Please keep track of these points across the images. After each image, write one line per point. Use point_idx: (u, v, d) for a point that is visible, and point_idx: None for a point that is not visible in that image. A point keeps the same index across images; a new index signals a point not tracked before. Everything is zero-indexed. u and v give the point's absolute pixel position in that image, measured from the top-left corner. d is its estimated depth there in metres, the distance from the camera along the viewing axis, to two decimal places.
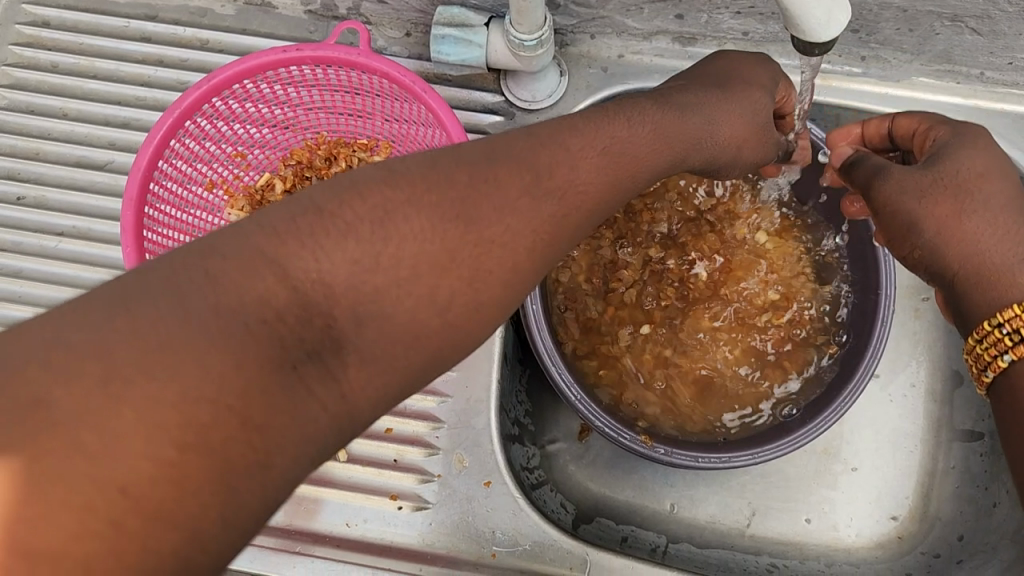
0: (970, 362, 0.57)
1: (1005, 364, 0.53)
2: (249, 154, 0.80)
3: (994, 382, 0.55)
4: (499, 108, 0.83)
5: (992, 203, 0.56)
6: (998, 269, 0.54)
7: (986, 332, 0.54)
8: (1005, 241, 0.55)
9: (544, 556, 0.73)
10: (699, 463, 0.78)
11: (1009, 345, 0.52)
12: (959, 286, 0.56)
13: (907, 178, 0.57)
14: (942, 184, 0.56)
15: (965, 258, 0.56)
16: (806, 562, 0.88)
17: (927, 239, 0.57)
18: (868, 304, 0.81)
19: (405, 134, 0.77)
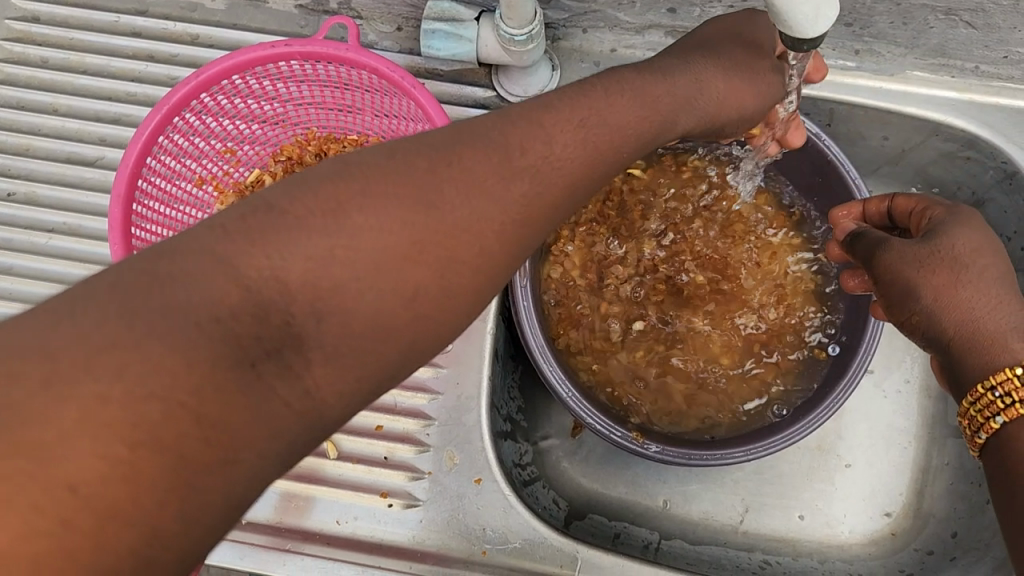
0: (963, 423, 0.56)
1: (999, 426, 0.52)
2: (239, 149, 0.80)
3: (987, 445, 0.54)
4: (490, 103, 0.83)
5: (986, 276, 0.55)
6: (992, 336, 0.54)
7: (979, 394, 0.53)
8: (998, 310, 0.54)
9: (535, 554, 0.73)
10: (692, 461, 0.77)
11: (1001, 408, 0.52)
12: (953, 352, 0.55)
13: (906, 249, 0.57)
14: (939, 256, 0.56)
15: (961, 322, 0.55)
16: (798, 559, 0.87)
17: (924, 309, 0.56)
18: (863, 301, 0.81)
19: (395, 129, 0.77)
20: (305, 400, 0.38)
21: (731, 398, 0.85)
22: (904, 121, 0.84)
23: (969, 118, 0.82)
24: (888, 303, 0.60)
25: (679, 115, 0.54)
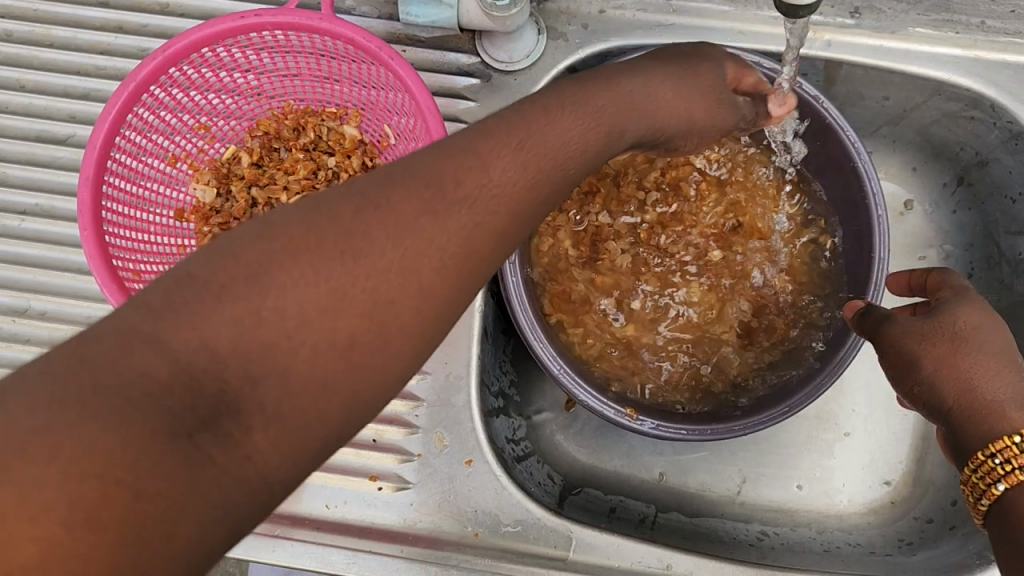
0: (965, 491, 0.53)
1: (1001, 493, 0.50)
2: (213, 124, 0.76)
3: (991, 513, 0.52)
4: (475, 70, 0.80)
5: (986, 349, 0.55)
6: (993, 404, 0.52)
7: (980, 460, 0.51)
8: (1001, 380, 0.53)
9: (528, 535, 0.72)
10: (686, 436, 0.75)
11: (1002, 473, 0.50)
12: (954, 420, 0.54)
13: (910, 324, 0.58)
14: (941, 331, 0.57)
15: (963, 393, 0.54)
16: (797, 529, 0.86)
17: (924, 380, 0.56)
18: (856, 268, 0.78)
19: (375, 102, 0.74)
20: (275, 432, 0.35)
21: (723, 369, 0.83)
22: (905, 80, 0.80)
23: (975, 76, 0.78)
24: (896, 380, 0.59)
25: (634, 123, 0.53)
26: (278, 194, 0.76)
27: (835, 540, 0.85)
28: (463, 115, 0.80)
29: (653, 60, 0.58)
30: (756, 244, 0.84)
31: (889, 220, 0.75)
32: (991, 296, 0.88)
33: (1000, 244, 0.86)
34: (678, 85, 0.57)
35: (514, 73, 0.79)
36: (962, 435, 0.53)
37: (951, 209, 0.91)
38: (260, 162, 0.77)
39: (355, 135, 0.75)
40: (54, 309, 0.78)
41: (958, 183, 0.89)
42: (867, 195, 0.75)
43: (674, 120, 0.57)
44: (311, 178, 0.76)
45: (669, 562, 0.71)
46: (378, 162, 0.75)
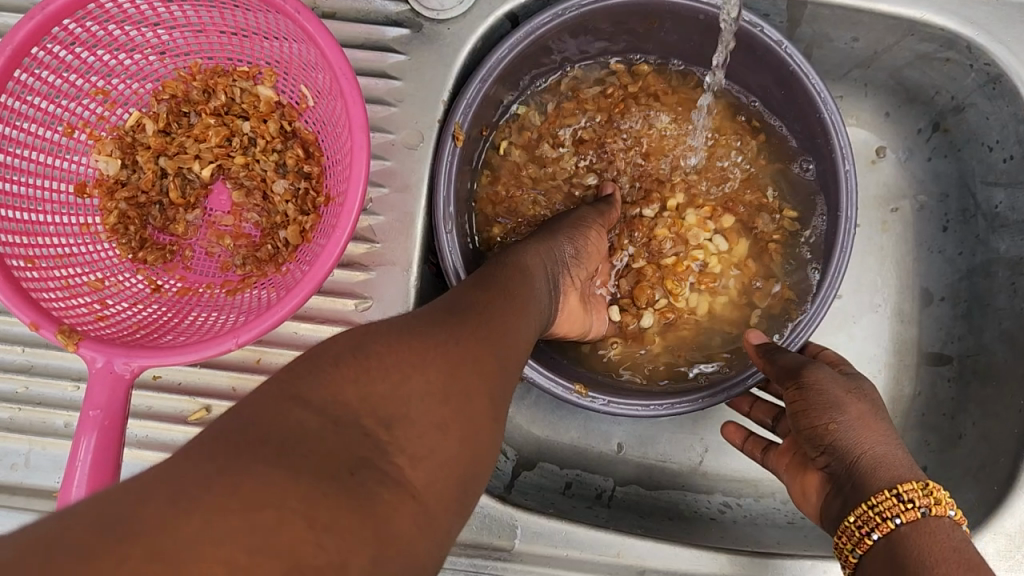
0: (849, 527, 0.54)
1: (895, 527, 0.51)
2: (112, 88, 0.68)
3: (874, 548, 0.52)
4: (403, 19, 0.73)
5: (888, 424, 0.60)
6: (896, 459, 0.56)
7: (880, 495, 0.52)
8: (895, 447, 0.58)
9: (470, 525, 0.67)
10: (642, 412, 0.71)
11: (902, 508, 0.51)
12: (859, 466, 0.56)
13: (835, 375, 0.62)
14: (858, 393, 0.61)
15: (873, 446, 0.57)
16: (760, 500, 0.82)
17: (846, 421, 0.58)
18: (830, 221, 0.71)
19: (288, 59, 0.67)
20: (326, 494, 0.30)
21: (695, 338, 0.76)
22: (875, 20, 0.73)
23: (949, 14, 0.71)
24: (804, 420, 0.60)
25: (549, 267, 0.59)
26: (190, 164, 0.70)
27: (800, 511, 0.81)
28: (392, 70, 0.73)
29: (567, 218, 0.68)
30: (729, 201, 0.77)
31: (855, 175, 0.69)
32: (966, 251, 0.82)
33: (975, 196, 0.81)
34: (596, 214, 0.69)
35: (449, 21, 0.72)
36: (867, 479, 0.55)
37: (926, 156, 0.85)
38: (168, 130, 0.70)
39: (271, 97, 0.69)
40: None
41: (933, 129, 0.83)
42: (831, 144, 0.69)
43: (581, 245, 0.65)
44: (225, 145, 0.70)
45: (619, 549, 0.67)
46: (296, 126, 0.69)
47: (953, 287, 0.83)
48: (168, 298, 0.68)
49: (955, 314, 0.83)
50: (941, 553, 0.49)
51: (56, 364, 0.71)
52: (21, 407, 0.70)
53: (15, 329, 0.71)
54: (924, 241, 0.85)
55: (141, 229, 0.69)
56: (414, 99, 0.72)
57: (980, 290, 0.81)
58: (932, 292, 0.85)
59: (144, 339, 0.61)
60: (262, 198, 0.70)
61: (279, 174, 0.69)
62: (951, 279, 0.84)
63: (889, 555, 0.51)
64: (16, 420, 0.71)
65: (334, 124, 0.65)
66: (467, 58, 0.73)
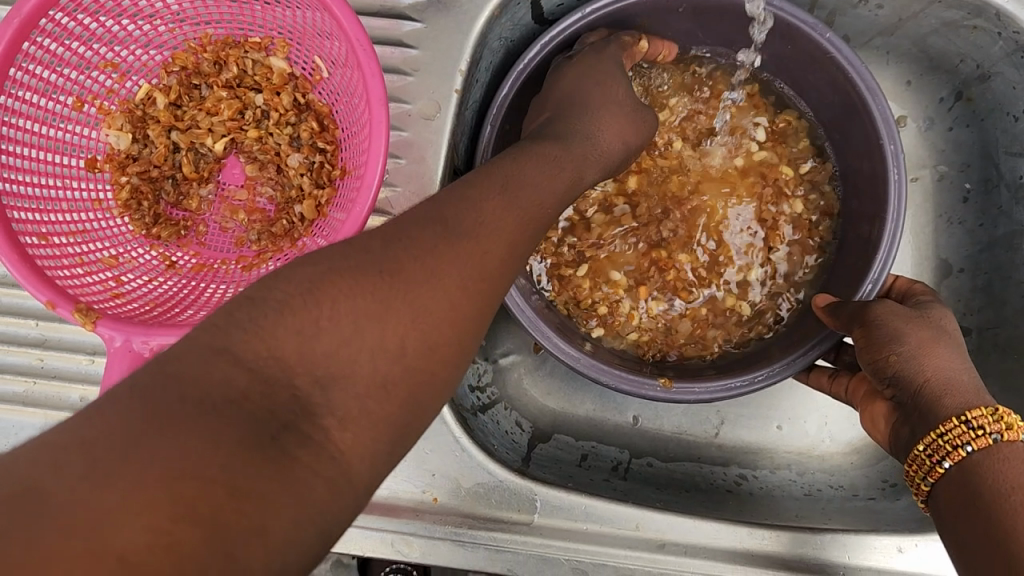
0: (922, 453, 0.53)
1: (968, 455, 0.50)
2: (122, 60, 0.67)
3: (948, 476, 0.52)
4: None
5: (957, 348, 0.58)
6: (962, 385, 0.55)
7: (951, 424, 0.51)
8: (965, 369, 0.56)
9: (489, 498, 0.67)
10: (696, 395, 0.69)
11: (973, 436, 0.50)
12: (925, 391, 0.55)
13: (895, 308, 0.60)
14: (920, 321, 0.59)
15: (937, 370, 0.56)
16: (776, 472, 0.82)
17: (907, 352, 0.57)
18: (864, 191, 0.71)
19: (301, 29, 0.65)
20: (289, 500, 0.31)
21: (721, 318, 0.78)
22: None
23: None
24: (867, 356, 0.59)
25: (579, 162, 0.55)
26: (203, 139, 0.69)
27: (816, 483, 0.81)
28: (408, 39, 0.72)
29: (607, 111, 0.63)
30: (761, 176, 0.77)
31: (891, 116, 0.66)
32: (987, 222, 0.81)
33: (999, 166, 0.80)
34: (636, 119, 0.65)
35: None
36: (935, 405, 0.54)
37: (948, 125, 0.84)
38: (178, 103, 0.69)
39: (284, 69, 0.67)
40: None
41: (955, 99, 0.82)
42: (865, 95, 0.67)
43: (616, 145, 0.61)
44: (237, 118, 0.69)
45: (639, 522, 0.67)
46: (310, 98, 0.68)
47: (973, 258, 0.83)
48: (183, 274, 0.67)
49: (975, 286, 0.82)
50: (1016, 478, 0.48)
51: (70, 338, 0.70)
52: (36, 381, 0.70)
53: (27, 303, 0.71)
54: (945, 212, 0.84)
55: (154, 204, 0.68)
56: (431, 68, 0.71)
57: (1001, 262, 0.80)
58: (951, 264, 0.84)
59: (162, 317, 0.60)
60: (276, 171, 0.70)
61: (293, 148, 0.68)
62: (970, 251, 0.83)
63: (964, 488, 0.50)
64: (31, 394, 0.70)
65: (350, 96, 0.64)
66: (484, 28, 0.71)
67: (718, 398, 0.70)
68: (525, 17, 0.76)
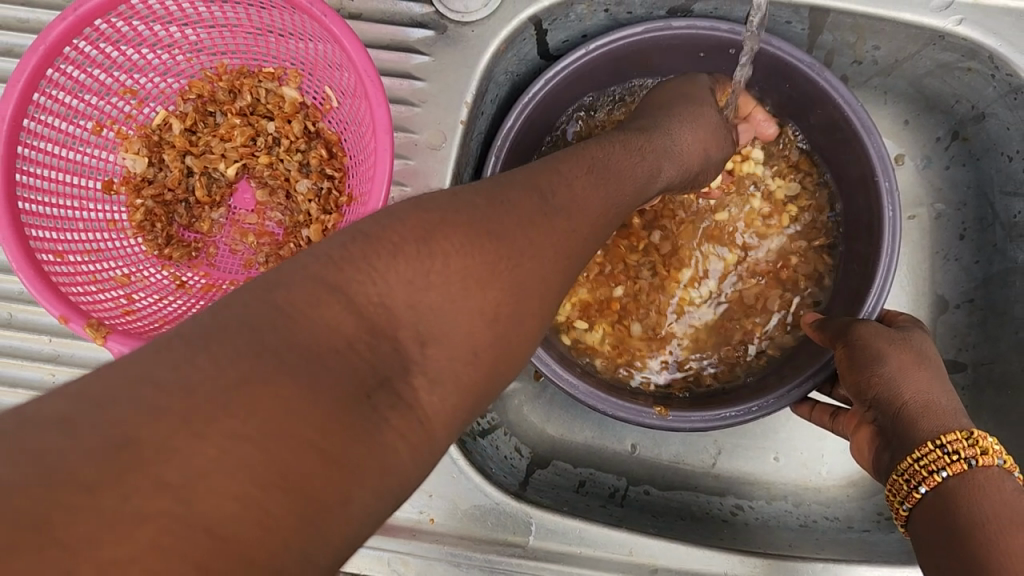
0: (898, 481, 0.54)
1: (943, 481, 0.51)
2: (140, 86, 0.70)
3: (923, 503, 0.52)
4: (429, 20, 0.74)
5: (941, 374, 0.60)
6: (942, 410, 0.56)
7: (926, 450, 0.52)
8: (943, 391, 0.58)
9: (485, 521, 0.68)
10: (690, 424, 0.70)
11: (947, 461, 0.51)
12: (906, 416, 0.57)
13: (881, 330, 0.62)
14: (905, 345, 0.61)
15: (917, 394, 0.58)
16: (772, 503, 0.83)
17: (888, 374, 0.59)
18: (860, 225, 0.72)
19: (313, 60, 0.68)
20: None
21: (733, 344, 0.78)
22: (897, 28, 0.74)
23: (971, 24, 0.72)
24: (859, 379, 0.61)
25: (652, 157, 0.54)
26: (216, 163, 0.72)
27: (812, 515, 0.81)
28: (416, 71, 0.74)
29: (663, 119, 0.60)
30: (759, 199, 0.79)
31: (889, 157, 0.68)
32: (983, 259, 0.83)
33: (993, 205, 0.81)
34: (683, 121, 0.61)
35: (473, 24, 0.73)
36: (909, 428, 0.55)
37: (944, 164, 0.85)
38: (194, 129, 0.71)
39: (296, 98, 0.70)
40: None
41: (952, 138, 0.83)
42: (862, 135, 0.68)
43: (669, 150, 0.57)
44: (250, 144, 0.72)
45: (631, 548, 0.68)
46: (320, 126, 0.70)
47: (968, 294, 0.84)
48: (192, 294, 0.69)
49: (971, 322, 0.83)
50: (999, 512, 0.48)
51: (82, 354, 0.73)
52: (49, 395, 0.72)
53: (43, 320, 0.73)
54: (941, 248, 0.86)
55: (167, 226, 0.71)
56: (437, 100, 0.73)
57: (996, 298, 0.81)
58: (948, 300, 0.85)
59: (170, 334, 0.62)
60: (285, 197, 0.72)
61: (302, 174, 0.71)
62: (967, 286, 0.84)
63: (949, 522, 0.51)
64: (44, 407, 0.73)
65: (357, 124, 0.66)
66: (488, 63, 0.74)
67: (709, 428, 0.71)
68: (530, 53, 0.79)
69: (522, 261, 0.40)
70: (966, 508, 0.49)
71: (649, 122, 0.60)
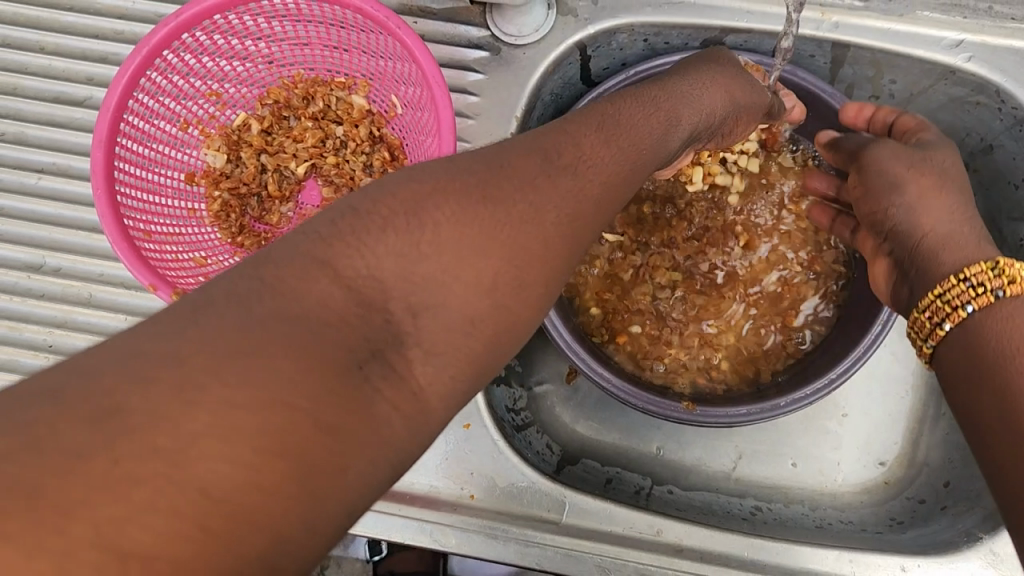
0: (925, 318, 0.58)
1: (967, 315, 0.55)
2: (225, 91, 0.77)
3: (947, 338, 0.57)
4: (484, 43, 0.82)
5: (957, 190, 0.64)
6: (961, 241, 0.60)
7: (950, 285, 0.56)
8: (964, 221, 0.62)
9: (522, 498, 0.73)
10: (716, 417, 0.75)
11: (973, 295, 0.55)
12: (927, 249, 0.61)
13: (896, 150, 0.67)
14: (926, 166, 0.65)
15: (936, 226, 0.62)
16: (789, 506, 0.87)
17: (904, 204, 0.64)
18: None
19: (382, 72, 0.75)
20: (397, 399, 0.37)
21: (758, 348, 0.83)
22: (914, 64, 0.81)
23: (982, 62, 0.78)
24: (869, 203, 0.68)
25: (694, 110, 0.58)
26: (288, 162, 0.79)
27: (827, 517, 0.85)
28: (471, 87, 0.82)
29: (698, 66, 0.63)
30: (783, 212, 0.84)
31: None
32: None
33: (1001, 231, 0.87)
34: (714, 70, 0.63)
35: (525, 46, 0.81)
36: (930, 264, 0.60)
37: None
38: (269, 130, 0.79)
39: (364, 105, 0.77)
40: (70, 267, 0.81)
41: None
42: None
43: (710, 98, 0.60)
44: (319, 146, 0.79)
45: (659, 528, 0.72)
46: (384, 132, 0.77)
47: None
48: None
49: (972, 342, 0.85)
50: None
51: None
52: None
53: (120, 299, 0.80)
54: None
55: (240, 217, 0.78)
56: (490, 113, 0.81)
57: None
58: None
59: None
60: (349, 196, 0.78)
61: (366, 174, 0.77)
62: None
63: None
64: None
65: (420, 130, 0.73)
66: (539, 82, 0.81)
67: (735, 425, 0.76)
68: (575, 77, 0.86)
69: (547, 226, 0.43)
70: (991, 370, 0.52)
71: (684, 70, 0.62)
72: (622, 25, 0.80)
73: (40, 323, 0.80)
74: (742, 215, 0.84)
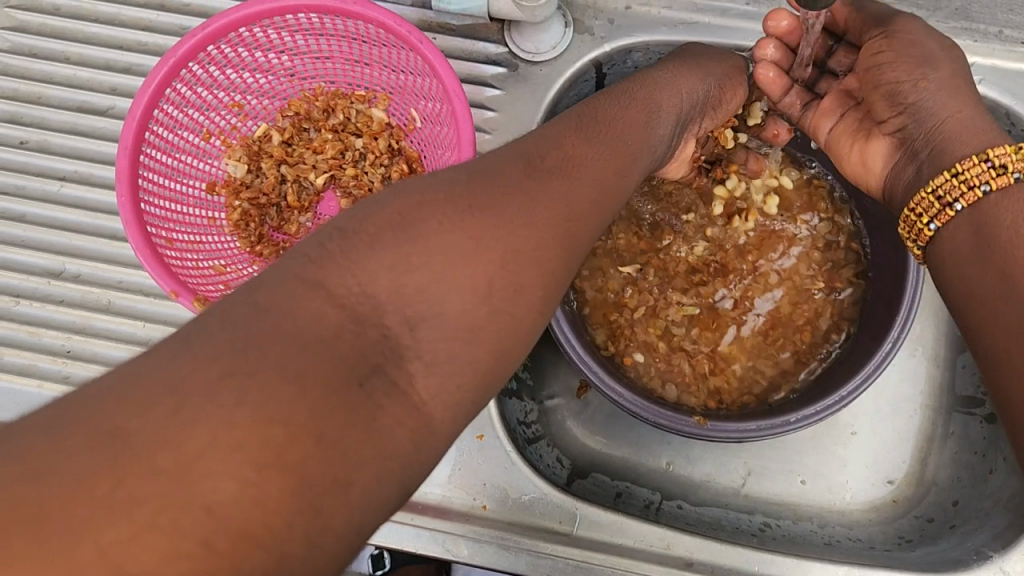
0: (936, 193, 0.57)
1: (983, 195, 0.54)
2: (247, 102, 0.79)
3: (956, 218, 0.56)
4: (502, 59, 0.83)
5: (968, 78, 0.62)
6: (981, 135, 0.58)
7: (971, 164, 0.55)
8: (976, 110, 0.60)
9: (534, 510, 0.74)
10: (728, 430, 0.75)
11: (992, 175, 0.54)
12: (948, 137, 0.59)
13: (920, 27, 0.63)
14: (945, 49, 0.62)
15: (956, 112, 0.60)
16: (798, 522, 0.87)
17: (936, 79, 0.61)
18: (886, 258, 0.79)
19: (402, 86, 0.77)
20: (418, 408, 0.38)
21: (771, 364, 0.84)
22: None
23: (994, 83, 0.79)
24: (884, 74, 0.64)
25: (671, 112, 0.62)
26: (307, 173, 0.80)
27: (836, 535, 0.85)
28: (488, 103, 0.83)
29: (662, 66, 0.67)
30: (796, 229, 0.85)
31: None
32: None
33: None
34: (680, 70, 0.66)
35: (542, 63, 0.82)
36: (954, 149, 0.58)
37: None
38: (290, 141, 0.80)
39: (383, 119, 0.78)
40: (90, 274, 0.81)
41: None
42: None
43: (676, 94, 0.64)
44: (339, 158, 0.80)
45: (669, 542, 0.73)
46: (403, 145, 0.78)
47: None
48: None
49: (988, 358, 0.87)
50: None
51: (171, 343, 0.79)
52: None
53: (139, 306, 0.81)
54: None
55: (259, 226, 0.79)
56: (506, 128, 0.82)
57: None
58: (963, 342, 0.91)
59: None
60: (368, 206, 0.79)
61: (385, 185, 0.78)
62: None
63: None
64: None
65: (439, 143, 0.74)
66: (556, 97, 0.82)
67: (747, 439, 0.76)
68: None
69: None
70: (1001, 261, 0.51)
71: (665, 73, 0.65)
72: (638, 43, 0.82)
73: (58, 330, 0.81)
74: (756, 231, 0.85)
